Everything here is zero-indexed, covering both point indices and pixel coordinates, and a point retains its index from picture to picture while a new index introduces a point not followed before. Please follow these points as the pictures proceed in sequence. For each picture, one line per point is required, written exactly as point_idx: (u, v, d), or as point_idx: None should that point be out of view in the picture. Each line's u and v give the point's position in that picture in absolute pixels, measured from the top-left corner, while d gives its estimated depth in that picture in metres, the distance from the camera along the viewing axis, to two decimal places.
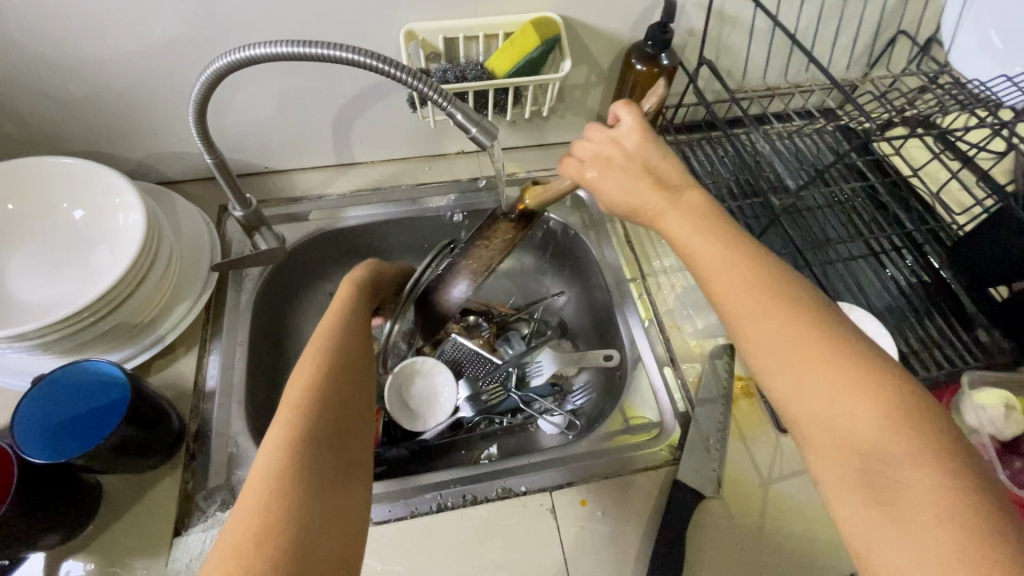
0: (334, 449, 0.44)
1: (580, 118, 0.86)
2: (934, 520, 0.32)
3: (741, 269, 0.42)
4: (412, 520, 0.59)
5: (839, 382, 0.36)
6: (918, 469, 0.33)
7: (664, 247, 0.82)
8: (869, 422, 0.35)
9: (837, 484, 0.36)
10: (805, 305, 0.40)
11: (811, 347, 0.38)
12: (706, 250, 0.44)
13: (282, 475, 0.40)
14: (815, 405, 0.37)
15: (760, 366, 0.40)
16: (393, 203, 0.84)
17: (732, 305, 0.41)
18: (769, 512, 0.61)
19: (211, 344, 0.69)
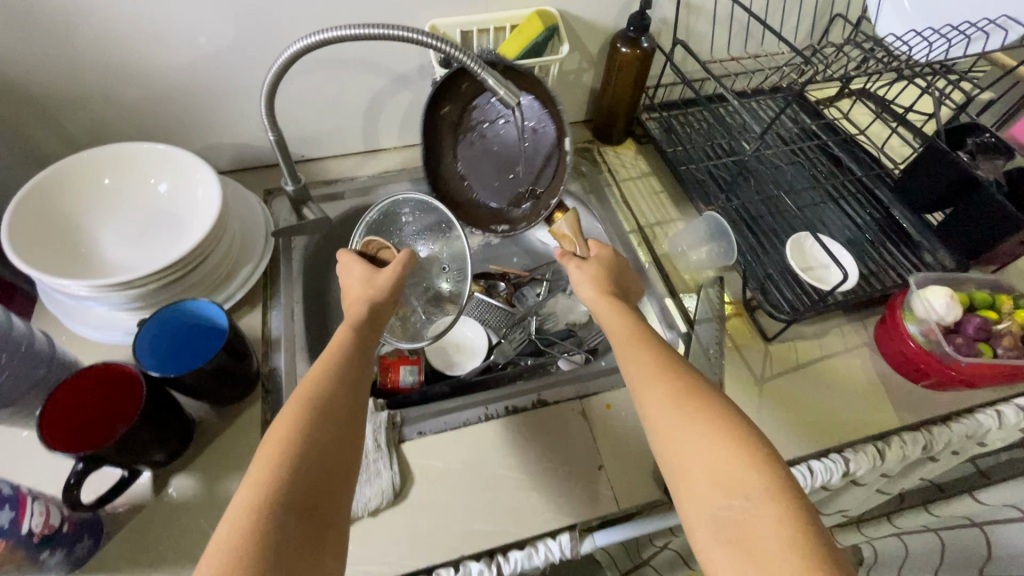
0: (309, 509, 0.43)
1: (574, 100, 0.99)
2: (778, 553, 0.40)
3: (646, 356, 0.55)
4: (465, 428, 0.69)
5: (715, 438, 0.47)
6: (771, 507, 0.43)
7: (656, 203, 0.94)
8: (740, 469, 0.45)
9: (710, 527, 0.44)
10: (689, 380, 0.52)
11: (695, 414, 0.49)
12: (619, 342, 0.58)
13: (245, 543, 0.39)
14: (697, 458, 0.47)
15: (657, 430, 0.50)
16: (417, 181, 0.95)
17: (638, 386, 0.54)
18: (765, 404, 0.72)
19: (272, 302, 0.79)
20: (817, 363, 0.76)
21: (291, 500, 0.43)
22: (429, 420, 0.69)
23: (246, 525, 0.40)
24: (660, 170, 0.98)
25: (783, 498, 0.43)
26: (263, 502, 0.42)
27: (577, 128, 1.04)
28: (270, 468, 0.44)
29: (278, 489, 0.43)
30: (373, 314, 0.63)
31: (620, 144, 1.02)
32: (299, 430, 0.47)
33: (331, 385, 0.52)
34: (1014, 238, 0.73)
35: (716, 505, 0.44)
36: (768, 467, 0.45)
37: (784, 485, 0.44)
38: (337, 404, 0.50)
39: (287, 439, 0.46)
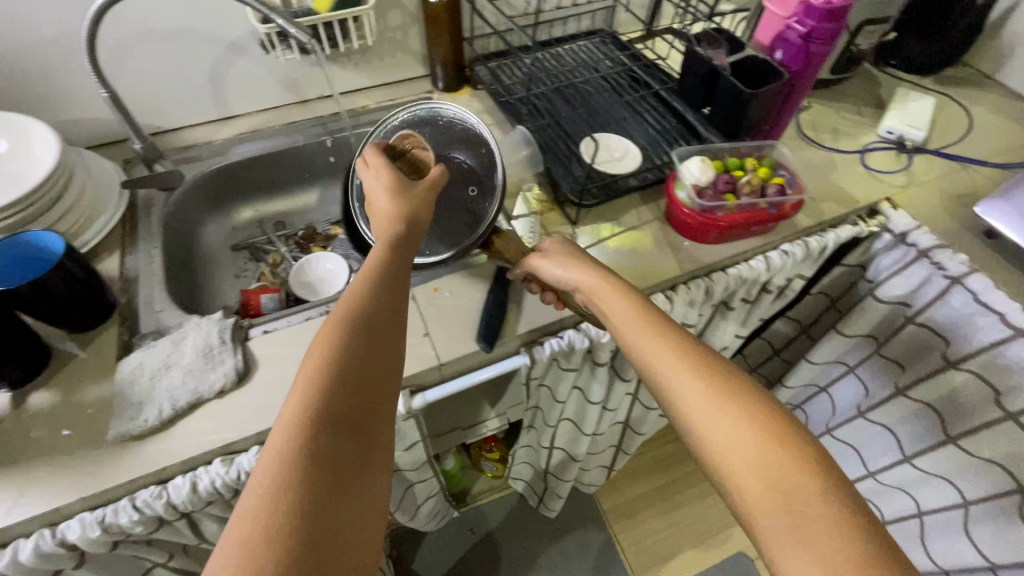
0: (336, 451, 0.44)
1: (408, 57, 1.12)
2: (829, 530, 0.41)
3: (658, 336, 0.56)
4: (307, 322, 0.79)
5: (744, 419, 0.48)
6: (816, 486, 0.44)
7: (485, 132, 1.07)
8: (793, 469, 0.45)
9: (758, 506, 0.45)
10: (705, 357, 0.54)
11: (717, 395, 0.50)
12: (627, 325, 0.59)
13: (269, 506, 0.39)
14: (742, 462, 0.46)
15: (682, 410, 0.52)
16: (271, 139, 1.06)
17: (661, 376, 0.54)
18: None
19: (130, 249, 0.86)
20: (616, 237, 0.90)
21: (314, 491, 0.41)
22: (276, 320, 0.79)
23: (276, 499, 0.39)
24: (492, 106, 1.11)
25: (825, 478, 0.44)
26: (279, 488, 0.40)
27: (419, 82, 1.17)
28: (286, 445, 0.42)
29: (297, 473, 0.41)
30: (405, 242, 0.60)
31: (457, 91, 1.15)
32: (319, 406, 0.45)
33: (351, 344, 0.49)
34: (753, 109, 0.88)
35: (757, 488, 0.45)
36: (801, 447, 0.46)
37: (825, 465, 0.45)
38: (369, 363, 0.48)
39: (307, 417, 0.44)
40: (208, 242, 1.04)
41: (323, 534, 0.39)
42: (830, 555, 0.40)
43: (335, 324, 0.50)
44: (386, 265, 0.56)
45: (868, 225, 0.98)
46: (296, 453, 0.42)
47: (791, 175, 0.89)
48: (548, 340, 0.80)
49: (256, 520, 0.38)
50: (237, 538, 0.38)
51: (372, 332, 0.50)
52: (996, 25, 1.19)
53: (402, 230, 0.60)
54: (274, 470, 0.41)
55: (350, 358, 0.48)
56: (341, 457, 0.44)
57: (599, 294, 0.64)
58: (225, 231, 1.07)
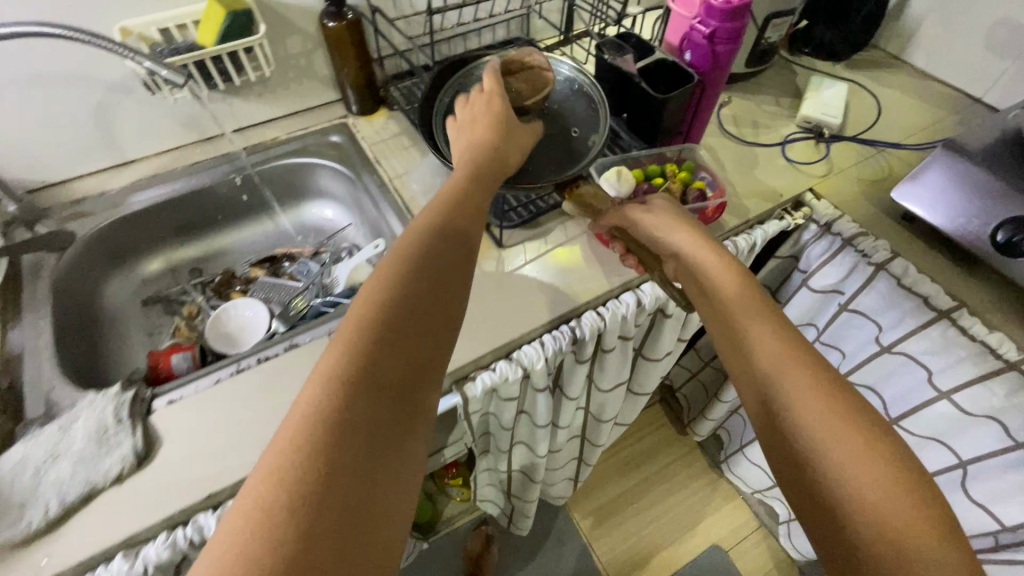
0: (384, 397, 0.42)
1: (316, 83, 1.06)
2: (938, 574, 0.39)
3: (769, 320, 0.55)
4: (217, 385, 0.73)
5: (856, 430, 0.45)
6: (922, 522, 0.41)
7: (404, 155, 1.02)
8: (892, 488, 0.43)
9: (856, 516, 0.42)
10: (820, 351, 0.52)
11: (830, 399, 0.47)
12: (738, 303, 0.58)
13: (319, 452, 0.36)
14: (837, 451, 0.45)
15: (781, 394, 0.49)
16: (171, 183, 0.98)
17: (756, 342, 0.53)
18: (499, 299, 0.82)
19: (14, 323, 0.78)
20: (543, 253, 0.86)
21: (348, 451, 0.37)
22: (183, 387, 0.73)
23: (317, 436, 0.37)
24: (410, 128, 1.07)
25: (938, 519, 0.41)
26: (307, 444, 0.37)
27: (332, 108, 1.11)
28: (330, 396, 0.39)
29: (332, 431, 0.38)
30: (473, 211, 0.60)
31: (374, 114, 1.10)
32: (367, 364, 0.42)
33: (405, 304, 0.47)
34: (668, 114, 0.86)
35: (856, 498, 0.43)
36: (912, 476, 0.44)
37: (936, 503, 0.43)
38: (422, 328, 0.47)
39: (357, 374, 0.41)
40: (111, 301, 0.95)
41: (358, 502, 0.36)
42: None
43: (392, 281, 0.48)
44: (445, 228, 0.55)
45: (794, 219, 0.98)
46: (340, 407, 0.39)
47: (713, 177, 0.88)
48: (480, 375, 0.76)
49: (279, 470, 0.35)
50: (268, 474, 0.35)
51: (430, 300, 0.49)
52: (898, 7, 1.21)
53: (462, 199, 0.61)
54: (319, 407, 0.39)
55: (408, 329, 0.46)
56: (389, 426, 0.41)
57: (718, 278, 0.63)
58: (133, 286, 0.98)
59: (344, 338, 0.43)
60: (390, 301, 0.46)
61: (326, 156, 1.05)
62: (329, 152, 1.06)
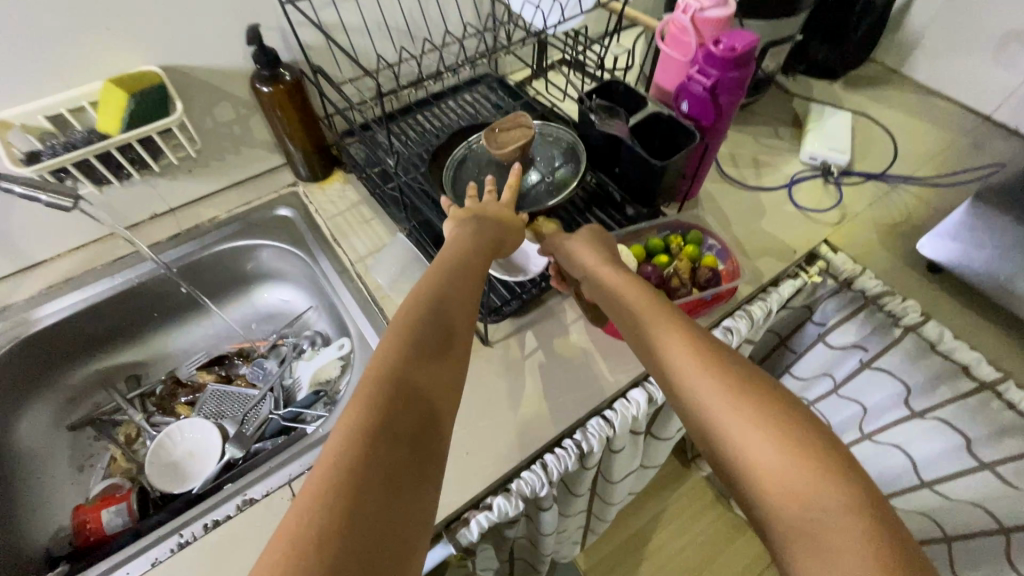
0: (409, 445, 0.39)
1: (256, 149, 0.92)
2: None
3: (674, 327, 0.52)
4: (155, 569, 0.59)
5: (773, 427, 0.42)
6: (853, 521, 0.37)
7: (366, 231, 0.89)
8: (814, 473, 0.39)
9: (785, 529, 0.39)
10: (726, 349, 0.49)
11: (741, 405, 0.44)
12: (640, 313, 0.55)
13: (328, 500, 0.33)
14: (746, 449, 0.42)
15: (694, 406, 0.46)
16: (89, 286, 0.82)
17: (660, 347, 0.51)
18: (488, 414, 0.70)
19: None
20: (537, 352, 0.76)
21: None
22: (111, 573, 0.59)
23: (332, 490, 0.34)
24: (370, 195, 0.93)
25: (866, 511, 0.38)
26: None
27: (278, 174, 0.96)
28: (295, 540, 0.31)
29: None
30: (466, 302, 0.54)
31: (328, 179, 0.96)
32: (344, 489, 0.34)
33: (393, 412, 0.40)
34: (666, 178, 0.75)
35: (785, 511, 0.39)
36: (842, 471, 0.40)
37: (868, 495, 0.39)
38: (434, 370, 0.45)
39: (331, 502, 0.33)
40: (30, 431, 0.80)
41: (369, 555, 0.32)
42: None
43: (382, 388, 0.41)
44: (442, 325, 0.50)
45: (809, 275, 0.88)
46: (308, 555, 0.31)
47: (722, 246, 0.76)
48: (474, 516, 0.64)
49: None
50: (288, 536, 0.31)
51: (423, 407, 0.42)
52: (898, 16, 1.11)
53: (451, 291, 0.54)
54: (333, 457, 0.36)
55: (398, 441, 0.39)
56: (371, 569, 0.32)
57: (619, 290, 0.59)
58: (54, 410, 0.83)
59: (323, 460, 0.36)
60: (402, 350, 0.45)
61: (275, 236, 0.92)
62: (279, 230, 0.92)
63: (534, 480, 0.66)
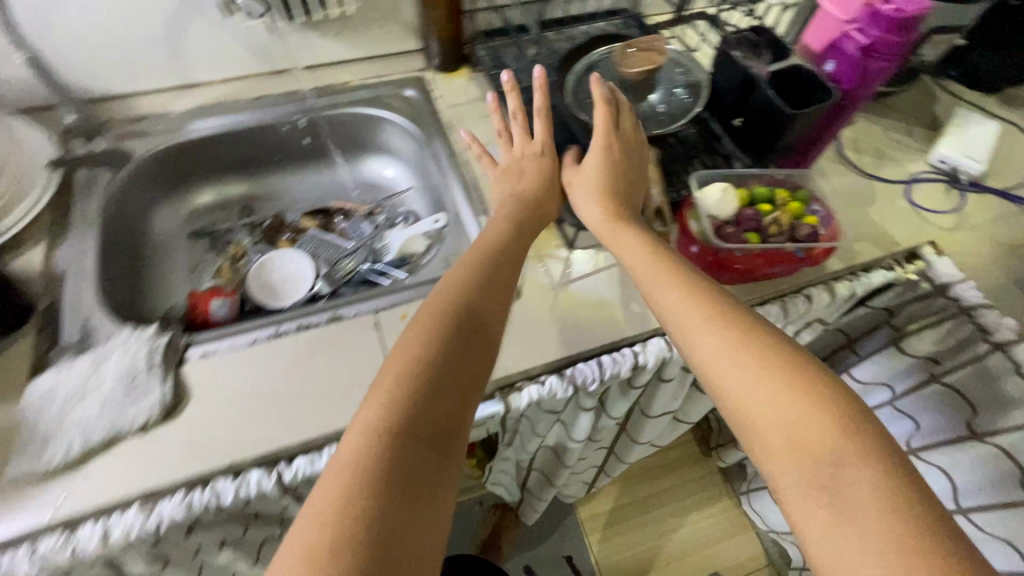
0: (432, 444, 0.44)
1: (399, 27, 0.97)
2: (875, 516, 0.39)
3: (689, 293, 0.56)
4: (254, 346, 0.68)
5: (785, 388, 0.47)
6: (860, 465, 0.42)
7: (481, 125, 0.93)
8: (822, 433, 0.44)
9: (793, 477, 0.44)
10: (738, 317, 0.53)
11: (767, 376, 0.48)
12: (653, 278, 0.59)
13: (354, 482, 0.40)
14: (765, 419, 0.46)
15: (715, 386, 0.51)
16: (233, 114, 0.92)
17: (687, 330, 0.54)
18: (559, 308, 0.75)
19: (60, 239, 0.75)
20: (617, 269, 0.79)
21: (372, 540, 0.38)
22: (218, 340, 0.69)
23: (358, 480, 0.40)
24: (490, 95, 0.97)
25: (874, 456, 0.42)
26: (331, 541, 0.37)
27: (411, 57, 1.01)
28: (337, 485, 0.40)
29: (357, 523, 0.38)
30: (498, 277, 0.60)
31: (454, 71, 1.01)
32: (374, 443, 0.43)
33: (413, 384, 0.47)
34: (792, 131, 0.75)
35: (792, 463, 0.44)
36: (848, 422, 0.44)
37: (872, 441, 0.43)
38: (452, 361, 0.50)
39: (366, 453, 0.42)
40: (160, 226, 0.91)
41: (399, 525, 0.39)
42: (874, 543, 0.38)
43: (406, 368, 0.48)
44: (466, 302, 0.55)
45: (904, 272, 0.86)
46: (350, 492, 0.40)
47: (827, 213, 0.76)
48: (527, 386, 0.70)
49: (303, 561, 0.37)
50: (318, 516, 0.39)
51: (442, 373, 0.49)
52: None
53: (487, 283, 0.59)
54: (350, 457, 0.42)
55: (421, 404, 0.46)
56: (405, 498, 0.41)
57: (630, 251, 0.63)
58: (182, 216, 0.94)
59: (355, 426, 0.44)
60: (417, 350, 0.50)
61: (397, 112, 0.97)
62: (401, 107, 0.98)
63: (590, 374, 0.71)
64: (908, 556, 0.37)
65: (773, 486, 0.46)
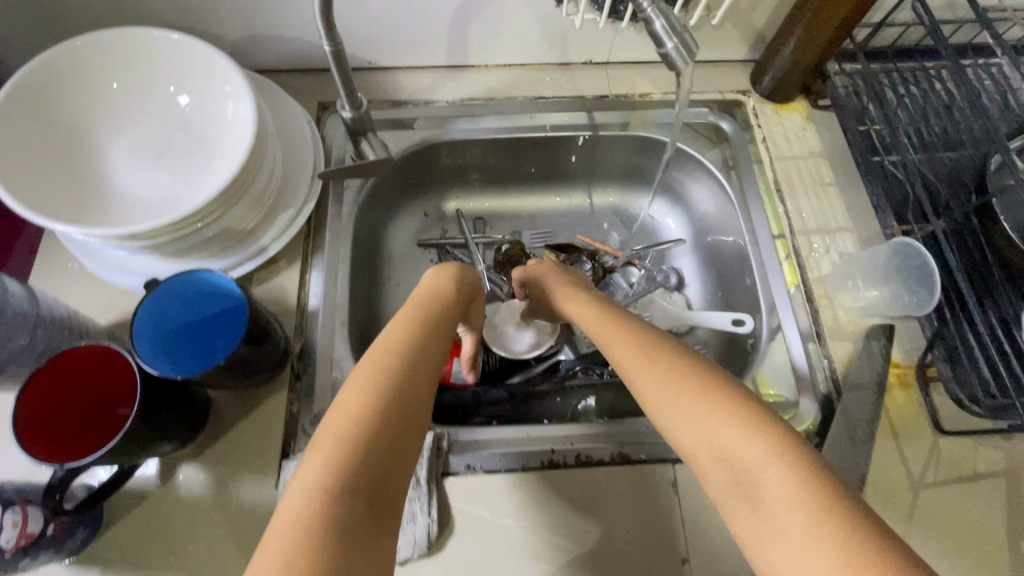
0: (370, 498, 0.35)
1: (737, 32, 0.72)
2: (793, 514, 0.34)
3: (618, 329, 0.50)
4: (524, 472, 0.55)
5: (705, 408, 0.41)
6: (774, 468, 0.36)
7: (820, 198, 0.69)
8: (739, 442, 0.38)
9: (724, 498, 0.38)
10: (653, 341, 0.47)
11: (720, 419, 0.40)
12: (595, 312, 0.54)
13: (315, 511, 0.33)
14: (710, 457, 0.39)
15: (672, 437, 0.42)
16: (505, 116, 0.73)
17: (626, 371, 0.47)
18: (917, 523, 0.54)
19: (313, 259, 0.64)
20: (1007, 480, 0.56)
21: (354, 483, 0.35)
22: (482, 452, 0.56)
23: (312, 517, 0.33)
24: (837, 151, 0.72)
25: (783, 452, 0.37)
26: (324, 491, 0.34)
27: (731, 70, 0.77)
28: (328, 450, 0.36)
29: (343, 481, 0.35)
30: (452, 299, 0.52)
31: (786, 103, 0.75)
32: (362, 407, 0.39)
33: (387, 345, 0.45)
34: None
35: (718, 472, 0.38)
36: (763, 427, 0.38)
37: (782, 436, 0.38)
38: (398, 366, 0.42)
39: (361, 415, 0.38)
40: (397, 232, 0.78)
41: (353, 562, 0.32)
42: (796, 539, 0.33)
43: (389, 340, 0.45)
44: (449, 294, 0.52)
45: None
46: (347, 456, 0.36)
47: None
48: None
49: (297, 507, 0.33)
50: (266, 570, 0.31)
51: (425, 344, 0.46)
52: None
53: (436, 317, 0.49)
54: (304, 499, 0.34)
55: (411, 378, 0.42)
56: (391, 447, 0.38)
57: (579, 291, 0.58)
58: (419, 221, 0.80)
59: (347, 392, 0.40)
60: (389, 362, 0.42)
61: (702, 150, 0.73)
62: (709, 140, 0.74)
63: None
64: (837, 560, 0.31)
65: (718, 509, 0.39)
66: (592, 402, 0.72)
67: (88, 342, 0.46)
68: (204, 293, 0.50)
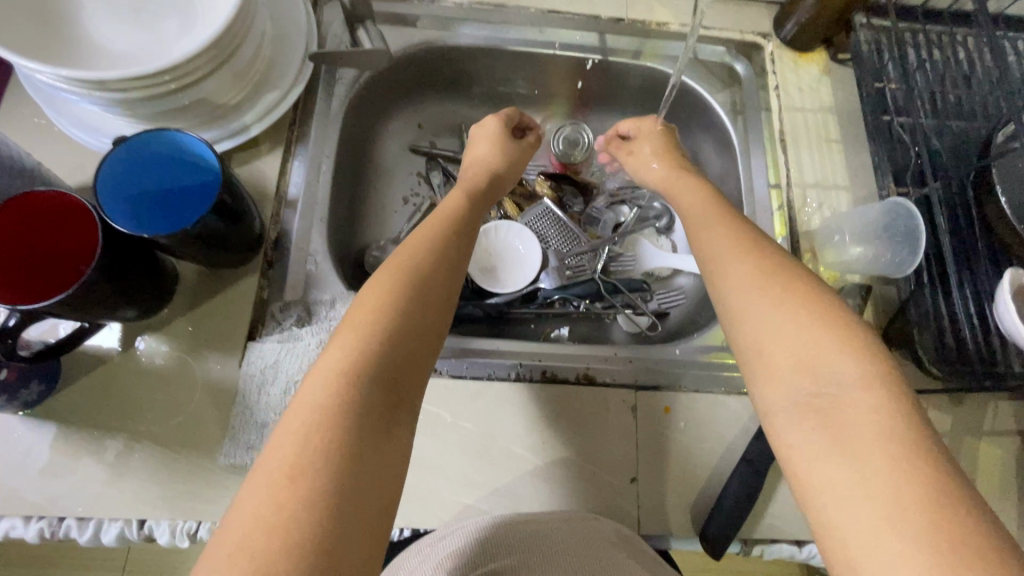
0: (378, 395, 0.37)
1: None
2: (872, 440, 0.34)
3: (726, 235, 0.47)
4: (488, 383, 0.56)
5: (815, 326, 0.39)
6: (863, 393, 0.36)
7: (822, 154, 0.68)
8: (829, 352, 0.38)
9: (786, 408, 0.38)
10: (782, 261, 0.44)
11: (813, 331, 0.39)
12: (691, 219, 0.51)
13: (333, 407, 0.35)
14: (784, 365, 0.39)
15: (751, 336, 0.41)
16: (514, 26, 0.69)
17: (715, 266, 0.46)
18: None
19: (296, 149, 0.62)
20: (947, 442, 0.58)
21: (373, 383, 0.37)
22: (450, 358, 0.57)
23: (333, 411, 0.34)
24: (849, 108, 0.70)
25: (878, 382, 0.36)
26: (342, 382, 0.36)
27: (756, 10, 0.73)
28: (362, 337, 0.38)
29: (362, 378, 0.37)
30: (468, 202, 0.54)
31: (806, 52, 0.72)
32: (390, 310, 0.40)
33: (420, 253, 0.45)
34: None
35: (793, 384, 0.38)
36: (869, 351, 0.38)
37: (884, 368, 0.37)
38: (424, 280, 0.43)
39: (379, 319, 0.40)
40: (386, 138, 0.75)
41: (368, 452, 0.34)
42: (866, 464, 0.33)
43: (405, 251, 0.45)
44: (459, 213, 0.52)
45: None
46: (369, 353, 0.38)
47: None
48: (782, 543, 0.54)
49: (324, 387, 0.36)
50: (288, 451, 0.33)
51: (449, 269, 0.46)
52: None
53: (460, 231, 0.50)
54: (334, 389, 0.35)
55: (425, 283, 0.43)
56: (413, 356, 0.40)
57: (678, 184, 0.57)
58: (412, 130, 0.76)
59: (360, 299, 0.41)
60: (407, 264, 0.44)
61: (712, 90, 0.71)
62: (720, 80, 0.72)
63: None
64: (908, 499, 0.32)
65: (768, 420, 0.39)
66: (566, 331, 0.73)
67: (52, 192, 0.44)
68: (182, 146, 0.48)
